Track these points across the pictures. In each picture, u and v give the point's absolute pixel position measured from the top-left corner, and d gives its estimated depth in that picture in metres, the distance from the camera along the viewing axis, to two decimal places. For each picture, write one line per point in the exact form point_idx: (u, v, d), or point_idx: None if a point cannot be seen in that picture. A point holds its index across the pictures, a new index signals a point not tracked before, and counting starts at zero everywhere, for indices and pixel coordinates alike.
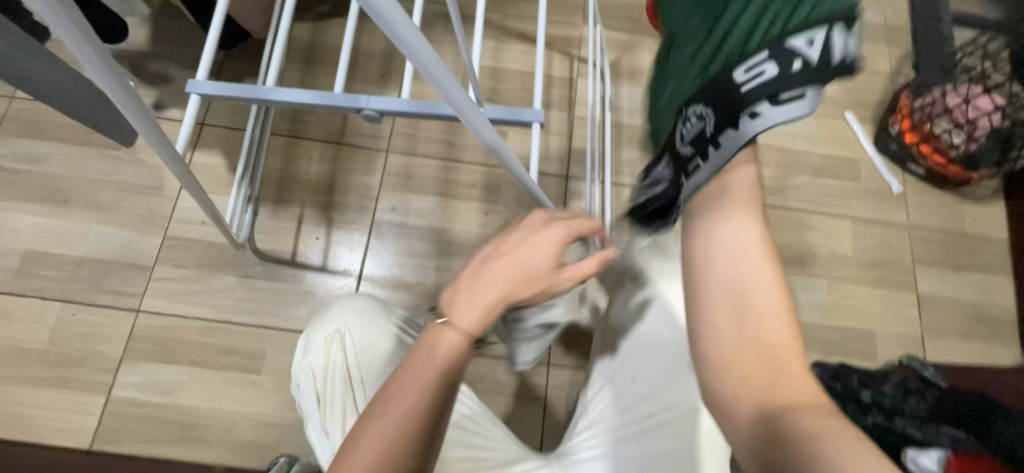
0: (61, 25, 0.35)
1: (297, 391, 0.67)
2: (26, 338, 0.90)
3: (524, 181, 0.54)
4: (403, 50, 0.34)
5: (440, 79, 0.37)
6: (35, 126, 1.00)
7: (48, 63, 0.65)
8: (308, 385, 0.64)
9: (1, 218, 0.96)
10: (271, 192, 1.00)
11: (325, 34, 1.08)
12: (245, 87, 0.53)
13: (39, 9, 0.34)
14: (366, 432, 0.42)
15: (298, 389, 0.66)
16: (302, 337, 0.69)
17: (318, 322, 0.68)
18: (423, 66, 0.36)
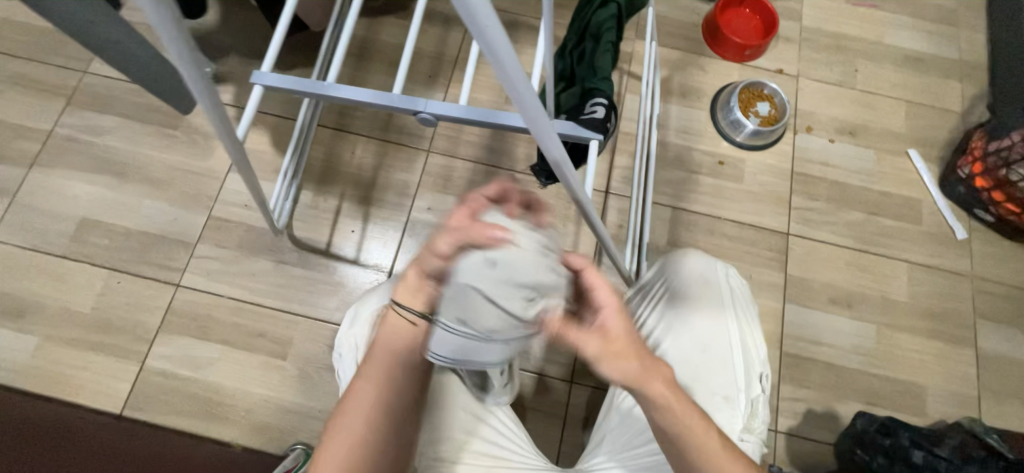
0: None
1: (337, 363, 0.66)
2: (74, 300, 0.95)
3: (577, 194, 0.51)
4: (481, 39, 0.32)
5: (512, 76, 0.35)
6: (102, 100, 1.06)
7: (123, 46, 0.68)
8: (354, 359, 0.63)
9: (63, 184, 1.01)
10: (313, 181, 1.02)
11: (378, 32, 1.10)
12: (306, 82, 0.53)
13: None
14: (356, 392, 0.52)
15: (340, 360, 0.65)
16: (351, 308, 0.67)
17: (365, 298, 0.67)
18: (493, 54, 0.33)
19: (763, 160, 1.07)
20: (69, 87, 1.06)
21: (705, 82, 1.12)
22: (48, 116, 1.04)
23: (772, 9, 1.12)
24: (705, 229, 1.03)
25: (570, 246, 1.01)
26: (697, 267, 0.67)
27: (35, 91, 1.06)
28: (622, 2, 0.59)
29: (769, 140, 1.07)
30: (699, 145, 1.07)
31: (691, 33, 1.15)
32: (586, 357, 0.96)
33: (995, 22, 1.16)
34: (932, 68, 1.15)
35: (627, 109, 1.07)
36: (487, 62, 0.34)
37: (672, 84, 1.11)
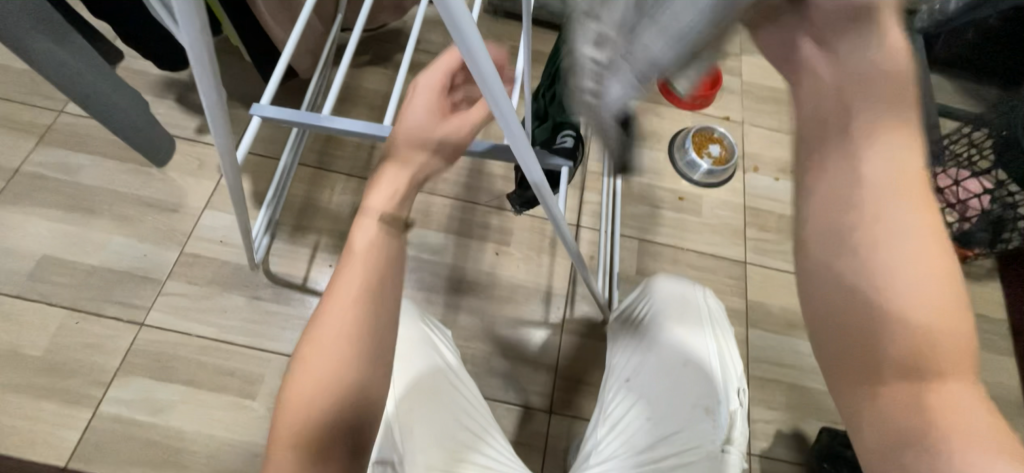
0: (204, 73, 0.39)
1: None
2: (23, 342, 0.89)
3: (554, 214, 0.55)
4: (485, 91, 0.36)
5: (508, 118, 0.39)
6: (77, 139, 1.06)
7: (113, 88, 0.70)
8: None
9: (24, 221, 0.98)
10: (291, 217, 1.04)
11: (361, 79, 1.17)
12: (303, 114, 0.57)
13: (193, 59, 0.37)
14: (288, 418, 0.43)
15: None
16: None
17: None
18: (495, 102, 0.38)
19: (718, 196, 1.17)
20: (42, 126, 1.06)
21: (662, 127, 1.23)
22: (16, 153, 1.03)
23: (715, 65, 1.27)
24: (670, 259, 1.09)
25: (545, 276, 1.05)
26: (672, 287, 0.72)
27: (5, 129, 1.05)
28: None
29: (722, 178, 1.17)
30: (660, 183, 1.16)
31: None
32: (564, 384, 0.97)
33: None
34: None
35: (593, 150, 1.16)
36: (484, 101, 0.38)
37: (633, 128, 1.22)
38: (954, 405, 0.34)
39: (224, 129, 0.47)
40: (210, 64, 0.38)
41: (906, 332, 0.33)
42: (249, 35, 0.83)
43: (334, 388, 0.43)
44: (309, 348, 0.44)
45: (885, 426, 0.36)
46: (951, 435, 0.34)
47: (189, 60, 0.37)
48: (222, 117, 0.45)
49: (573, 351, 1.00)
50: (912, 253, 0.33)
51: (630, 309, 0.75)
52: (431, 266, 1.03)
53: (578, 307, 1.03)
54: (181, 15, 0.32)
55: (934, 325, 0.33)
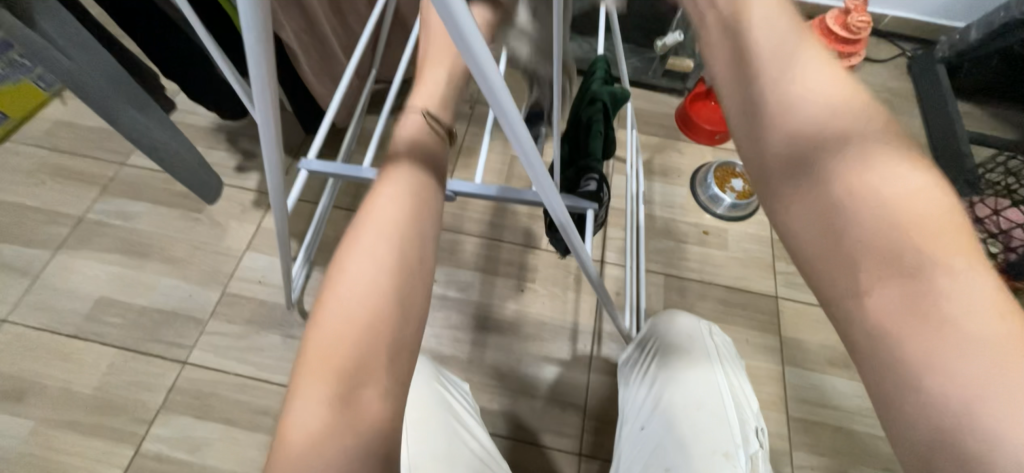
0: (268, 132, 0.43)
1: None
2: (76, 380, 0.94)
3: (581, 253, 0.56)
4: (513, 140, 0.39)
5: (535, 164, 0.42)
6: (135, 188, 1.15)
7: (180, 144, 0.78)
8: None
9: (85, 265, 1.06)
10: (325, 258, 1.09)
11: (392, 126, 1.25)
12: (346, 167, 0.61)
13: (260, 120, 0.42)
14: (294, 408, 0.37)
15: None
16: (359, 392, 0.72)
17: None
18: (523, 151, 0.40)
19: (744, 229, 1.17)
20: (106, 177, 1.16)
21: (683, 162, 1.25)
22: (81, 202, 1.13)
23: None
24: (698, 294, 1.08)
25: (571, 313, 1.05)
26: (683, 323, 0.71)
27: (73, 181, 1.15)
28: (606, 98, 0.70)
29: (747, 211, 1.17)
30: (684, 218, 1.17)
31: (667, 122, 1.32)
32: (593, 426, 0.95)
33: (926, 110, 1.35)
34: None
35: (616, 187, 1.19)
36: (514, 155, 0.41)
37: (654, 164, 1.24)
38: (956, 316, 0.28)
39: (278, 181, 0.51)
40: (274, 127, 0.43)
41: (861, 223, 0.31)
42: (296, 93, 0.91)
43: (377, 311, 0.38)
44: (348, 268, 0.40)
45: (878, 347, 0.30)
46: (941, 345, 0.28)
47: (258, 123, 0.42)
48: (279, 172, 0.50)
49: (602, 390, 0.98)
50: (848, 149, 0.33)
51: (647, 343, 0.73)
52: (458, 304, 1.05)
53: (606, 344, 1.02)
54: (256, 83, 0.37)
55: (897, 221, 0.30)
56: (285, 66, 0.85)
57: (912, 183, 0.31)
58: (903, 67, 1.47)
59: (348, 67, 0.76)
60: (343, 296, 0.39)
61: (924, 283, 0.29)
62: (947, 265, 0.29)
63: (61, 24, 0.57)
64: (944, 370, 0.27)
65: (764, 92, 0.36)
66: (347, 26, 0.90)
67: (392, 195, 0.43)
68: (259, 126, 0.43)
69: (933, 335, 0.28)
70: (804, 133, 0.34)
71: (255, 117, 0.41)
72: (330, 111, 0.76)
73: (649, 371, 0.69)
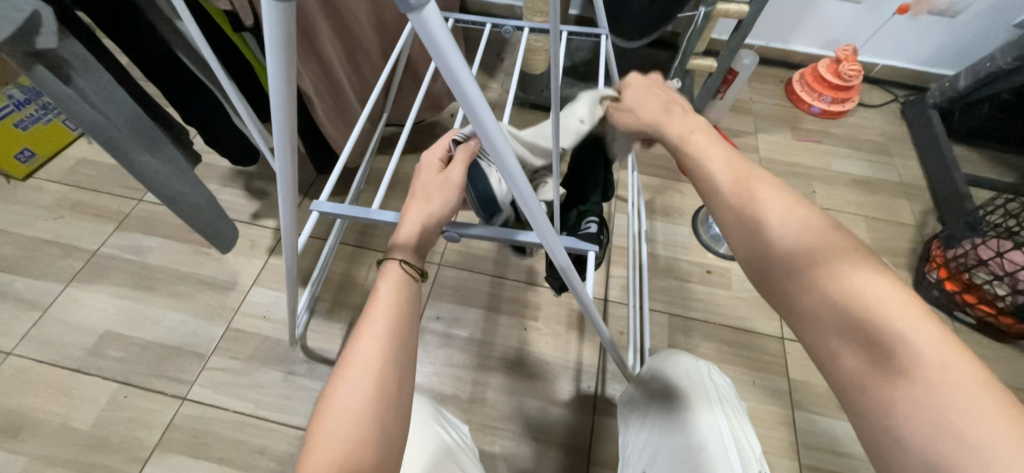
0: (284, 181, 0.46)
1: None
2: (74, 416, 0.93)
3: (581, 296, 0.57)
4: (515, 193, 0.41)
5: (535, 214, 0.44)
6: (150, 223, 1.19)
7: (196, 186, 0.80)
8: None
9: (94, 299, 1.08)
10: (330, 293, 1.10)
11: (400, 165, 1.29)
12: (354, 209, 0.64)
13: (278, 170, 0.45)
14: None
15: None
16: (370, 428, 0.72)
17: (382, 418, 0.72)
18: (525, 203, 0.42)
19: None
20: (123, 213, 1.20)
21: (684, 203, 1.28)
22: (97, 237, 1.16)
23: None
24: (703, 334, 1.07)
25: (574, 351, 1.04)
26: (683, 365, 0.70)
27: (91, 216, 1.19)
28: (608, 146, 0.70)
29: None
30: (686, 257, 1.18)
31: (668, 164, 1.35)
32: (597, 472, 0.91)
33: (922, 153, 1.38)
34: (878, 189, 1.33)
35: (617, 226, 1.20)
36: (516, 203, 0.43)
37: (655, 204, 1.27)
38: (921, 385, 0.31)
39: (291, 224, 0.53)
40: (290, 175, 0.45)
41: (828, 311, 0.36)
42: (310, 136, 0.96)
43: (359, 460, 0.37)
44: (333, 413, 0.39)
45: (867, 414, 0.34)
46: (906, 409, 0.32)
47: (276, 169, 0.44)
48: (292, 214, 0.52)
49: (606, 433, 0.95)
50: (812, 244, 0.37)
51: (647, 382, 0.73)
52: (460, 342, 1.05)
53: (610, 385, 1.00)
54: (277, 132, 0.40)
55: (864, 311, 0.34)
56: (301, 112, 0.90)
57: (874, 274, 0.35)
58: (896, 112, 1.51)
59: (361, 113, 0.80)
60: (327, 444, 0.38)
61: (889, 358, 0.33)
62: (910, 341, 0.32)
63: (93, 80, 0.61)
64: (922, 436, 0.31)
65: (738, 197, 0.40)
66: (361, 74, 0.96)
67: (375, 332, 0.42)
68: (276, 173, 0.45)
69: (905, 403, 0.32)
70: (768, 230, 0.39)
71: (273, 168, 0.44)
72: (343, 154, 0.79)
73: (651, 415, 0.69)
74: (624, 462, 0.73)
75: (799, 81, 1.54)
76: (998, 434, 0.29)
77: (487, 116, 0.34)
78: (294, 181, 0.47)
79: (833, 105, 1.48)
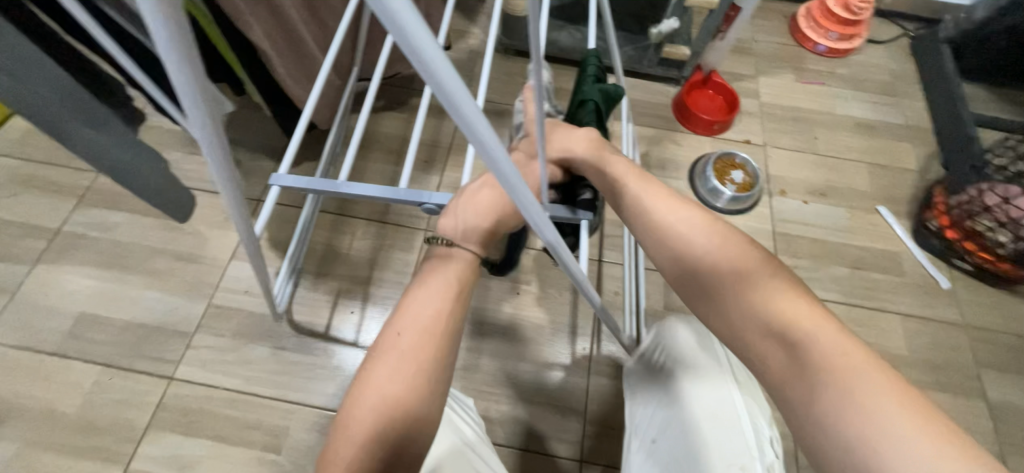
0: (211, 151, 0.40)
1: None
2: (59, 400, 0.91)
3: (574, 271, 0.55)
4: (489, 163, 0.37)
5: (517, 188, 0.40)
6: (113, 198, 1.11)
7: (149, 161, 0.70)
8: None
9: (64, 280, 1.02)
10: (313, 265, 1.05)
11: (378, 125, 1.20)
12: (318, 182, 0.58)
13: (198, 136, 0.38)
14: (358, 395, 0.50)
15: None
16: None
17: None
18: (502, 175, 0.39)
19: (744, 222, 1.14)
20: (82, 187, 1.12)
21: (681, 154, 1.22)
22: (58, 214, 1.09)
23: (732, 89, 1.26)
24: None
25: (569, 315, 1.02)
26: (689, 331, 0.68)
27: (49, 192, 1.11)
28: (597, 99, 0.69)
29: (748, 204, 1.14)
30: None
31: (664, 113, 1.28)
32: (593, 430, 0.93)
33: (930, 93, 1.32)
34: (882, 133, 1.27)
35: None
36: (481, 162, 0.37)
37: (651, 157, 1.20)
38: (829, 366, 0.42)
39: (237, 199, 0.48)
40: (219, 142, 0.39)
41: (757, 323, 0.47)
42: (273, 95, 0.87)
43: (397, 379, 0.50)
44: (374, 373, 0.51)
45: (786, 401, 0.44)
46: (829, 397, 0.41)
47: (200, 135, 0.38)
48: (235, 186, 0.46)
49: (602, 394, 0.96)
50: (729, 260, 0.50)
51: (648, 352, 0.72)
52: None
53: (605, 346, 0.99)
54: (183, 90, 0.33)
55: (783, 323, 0.45)
56: (258, 68, 0.81)
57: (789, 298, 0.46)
58: (906, 48, 1.42)
59: (323, 65, 0.71)
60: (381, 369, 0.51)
61: (804, 353, 0.44)
62: (817, 332, 0.44)
63: None
64: (843, 412, 0.40)
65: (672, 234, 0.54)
66: (322, 22, 0.86)
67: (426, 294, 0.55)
68: (196, 137, 0.38)
69: (814, 380, 0.42)
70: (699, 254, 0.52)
71: (193, 134, 0.38)
72: (306, 110, 0.71)
73: (657, 384, 0.67)
74: (631, 438, 0.68)
75: (804, 17, 1.43)
76: (890, 405, 0.38)
77: (434, 58, 0.29)
78: (223, 149, 0.41)
79: (841, 43, 1.38)
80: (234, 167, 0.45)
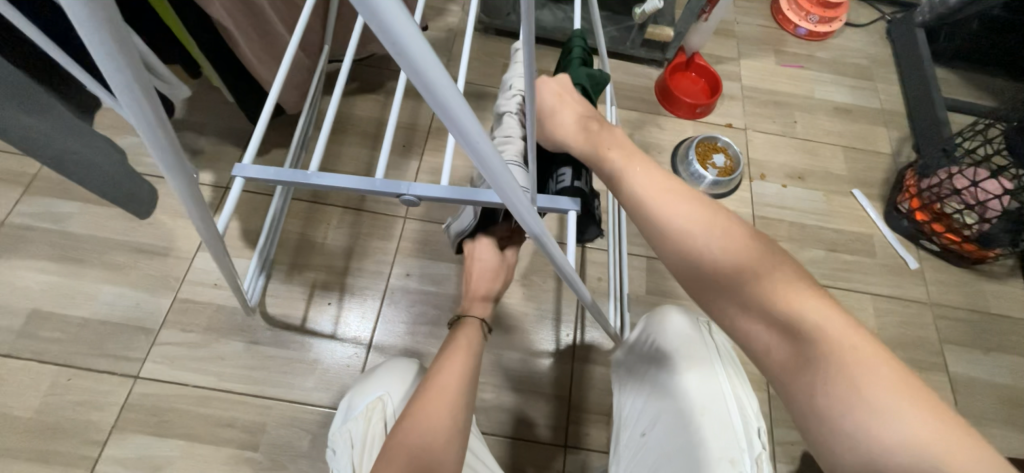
0: (152, 138, 0.36)
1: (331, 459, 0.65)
2: (14, 403, 0.86)
3: (560, 263, 0.54)
4: (473, 154, 0.35)
5: (499, 178, 0.38)
6: (63, 186, 1.03)
7: (96, 148, 0.62)
8: (344, 456, 0.62)
9: (13, 275, 0.95)
10: (287, 255, 1.00)
11: (352, 107, 1.15)
12: (286, 171, 0.54)
13: (136, 123, 0.34)
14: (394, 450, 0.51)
15: (332, 456, 0.65)
16: (345, 402, 0.71)
17: (362, 387, 0.70)
18: (486, 165, 0.37)
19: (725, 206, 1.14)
20: (27, 174, 1.03)
21: (664, 138, 1.21)
22: (2, 204, 1.00)
23: (715, 72, 1.25)
24: None
25: (552, 302, 1.01)
26: (681, 323, 0.68)
27: None
28: (584, 81, 0.66)
29: (729, 188, 1.14)
30: None
31: (647, 96, 1.26)
32: (577, 416, 0.93)
33: (904, 77, 1.34)
34: (858, 117, 1.29)
35: None
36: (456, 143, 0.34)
37: (634, 141, 1.19)
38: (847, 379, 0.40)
39: (190, 191, 0.44)
40: (163, 129, 0.36)
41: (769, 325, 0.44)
42: (235, 75, 0.81)
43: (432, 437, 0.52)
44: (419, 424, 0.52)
45: (802, 418, 0.42)
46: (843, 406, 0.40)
47: (138, 122, 0.34)
48: (187, 176, 0.42)
49: (585, 379, 0.96)
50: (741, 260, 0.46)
51: (636, 347, 0.71)
52: (435, 298, 1.00)
53: (589, 332, 0.99)
54: (115, 75, 0.29)
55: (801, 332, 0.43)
56: (219, 46, 0.75)
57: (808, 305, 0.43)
58: (882, 32, 1.43)
59: (289, 43, 0.66)
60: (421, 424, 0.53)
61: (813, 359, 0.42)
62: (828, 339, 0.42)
63: None
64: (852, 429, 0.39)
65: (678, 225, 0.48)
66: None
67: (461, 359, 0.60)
68: (136, 126, 0.35)
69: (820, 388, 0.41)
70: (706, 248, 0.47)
71: (129, 121, 0.34)
72: (272, 93, 0.66)
73: (648, 377, 0.67)
74: (619, 427, 0.71)
75: None
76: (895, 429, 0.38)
77: (408, 32, 0.26)
78: (169, 136, 0.37)
79: (820, 26, 1.39)
80: (185, 156, 0.41)
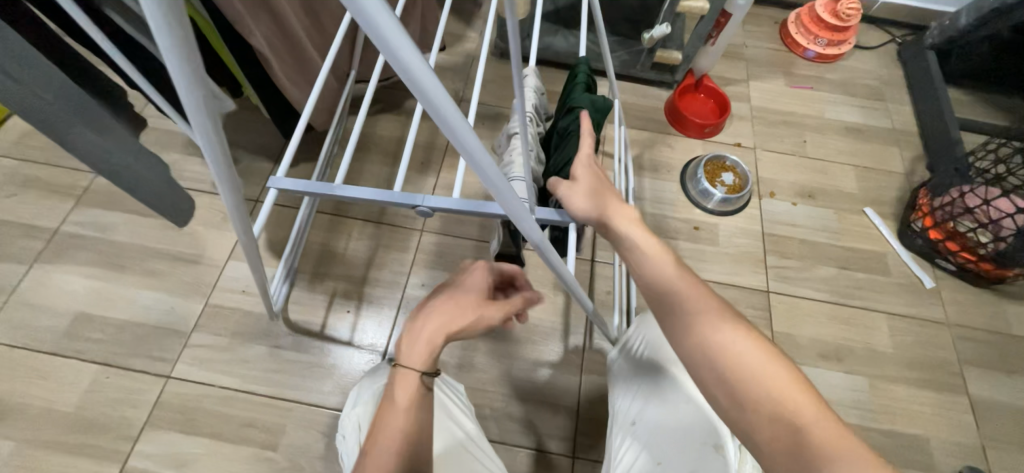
0: (211, 156, 0.42)
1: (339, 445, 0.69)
2: (57, 399, 0.92)
3: (561, 271, 0.57)
4: (473, 163, 0.40)
5: (499, 187, 0.43)
6: (111, 199, 1.12)
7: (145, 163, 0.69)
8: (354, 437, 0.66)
9: (62, 279, 1.03)
10: (310, 265, 1.06)
11: (375, 127, 1.22)
12: (315, 184, 0.60)
13: (201, 144, 0.40)
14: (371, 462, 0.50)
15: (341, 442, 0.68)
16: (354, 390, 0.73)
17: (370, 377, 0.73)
18: (486, 175, 0.42)
19: (734, 223, 1.16)
20: (80, 187, 1.13)
21: (673, 157, 1.24)
22: (57, 214, 1.10)
23: (723, 93, 1.28)
24: None
25: (562, 314, 1.04)
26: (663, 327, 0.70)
27: (47, 193, 1.12)
28: (585, 104, 0.70)
29: (738, 205, 1.16)
30: (674, 213, 1.16)
31: (657, 116, 1.30)
32: (585, 427, 0.94)
33: (916, 97, 1.35)
34: (870, 137, 1.30)
35: None
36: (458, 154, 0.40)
37: (644, 160, 1.23)
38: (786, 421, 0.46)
39: (236, 203, 0.50)
40: (221, 151, 0.41)
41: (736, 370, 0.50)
42: (271, 98, 0.89)
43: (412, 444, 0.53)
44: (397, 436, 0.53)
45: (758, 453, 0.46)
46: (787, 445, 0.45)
47: (202, 143, 0.40)
48: (235, 191, 0.48)
49: (594, 391, 0.97)
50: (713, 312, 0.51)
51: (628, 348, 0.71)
52: None
53: (597, 345, 1.01)
54: (189, 104, 0.35)
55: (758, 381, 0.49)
56: (258, 72, 0.82)
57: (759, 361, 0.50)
58: (893, 54, 1.45)
59: (321, 69, 0.73)
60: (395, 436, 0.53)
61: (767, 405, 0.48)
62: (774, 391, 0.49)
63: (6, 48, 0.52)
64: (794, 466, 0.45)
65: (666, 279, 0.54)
66: (321, 28, 0.88)
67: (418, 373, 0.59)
68: (199, 143, 0.40)
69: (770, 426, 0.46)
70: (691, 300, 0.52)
71: (196, 142, 0.39)
72: (303, 114, 0.72)
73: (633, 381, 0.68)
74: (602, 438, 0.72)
75: (794, 23, 1.46)
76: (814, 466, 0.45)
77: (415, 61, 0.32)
78: (223, 154, 0.42)
79: (829, 49, 1.41)
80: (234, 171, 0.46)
